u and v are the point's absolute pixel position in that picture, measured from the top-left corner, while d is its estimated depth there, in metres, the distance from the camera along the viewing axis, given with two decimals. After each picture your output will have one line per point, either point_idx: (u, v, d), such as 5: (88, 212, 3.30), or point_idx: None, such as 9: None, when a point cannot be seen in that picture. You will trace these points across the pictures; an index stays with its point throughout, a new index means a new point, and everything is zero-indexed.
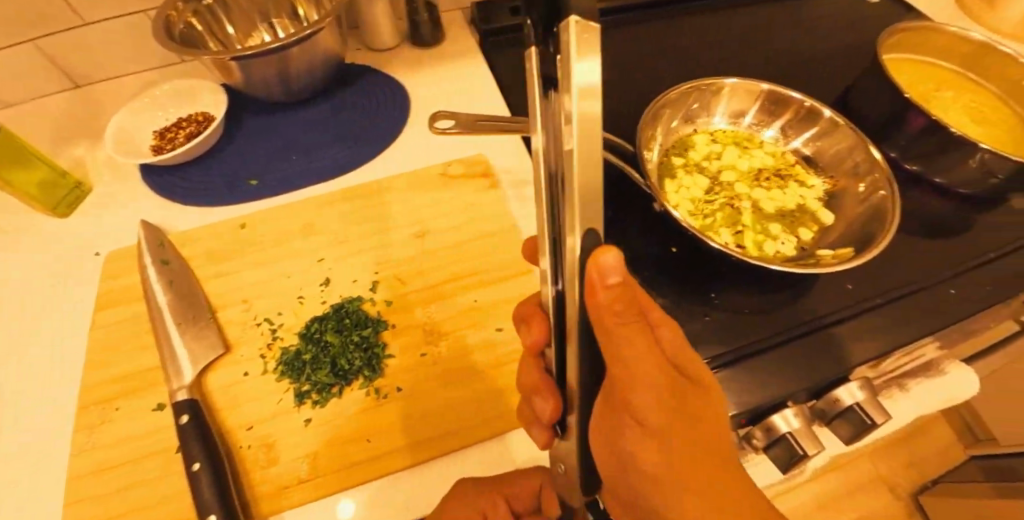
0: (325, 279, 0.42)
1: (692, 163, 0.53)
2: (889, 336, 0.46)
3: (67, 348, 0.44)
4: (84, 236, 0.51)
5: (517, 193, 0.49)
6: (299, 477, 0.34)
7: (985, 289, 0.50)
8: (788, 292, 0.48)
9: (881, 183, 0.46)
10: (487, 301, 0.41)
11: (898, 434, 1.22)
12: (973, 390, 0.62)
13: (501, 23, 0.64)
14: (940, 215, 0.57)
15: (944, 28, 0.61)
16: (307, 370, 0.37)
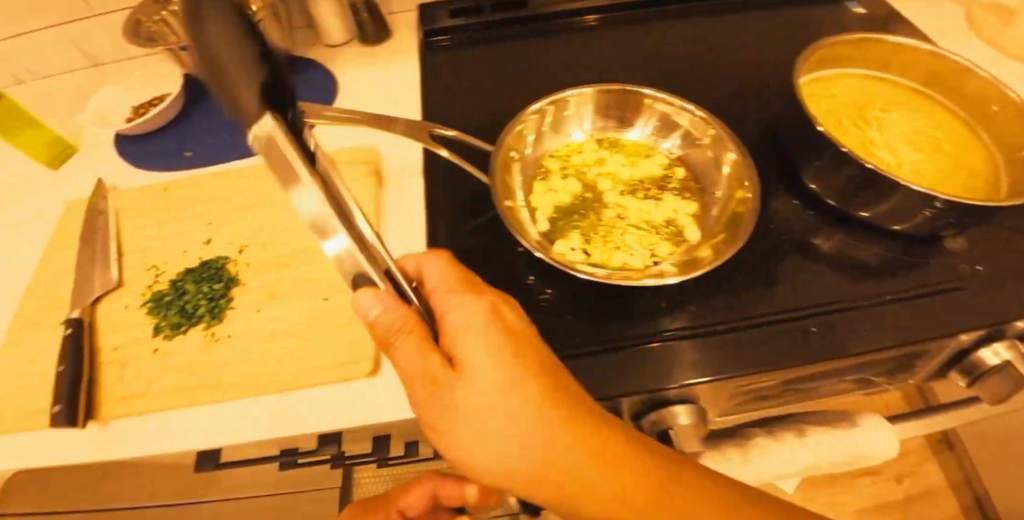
0: (207, 239, 0.50)
1: (570, 167, 0.53)
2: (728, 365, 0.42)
3: (12, 268, 0.54)
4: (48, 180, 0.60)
5: (397, 183, 0.55)
6: (136, 392, 0.42)
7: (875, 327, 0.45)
8: (639, 306, 0.46)
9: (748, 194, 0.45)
10: (326, 273, 0.47)
11: (895, 497, 1.10)
12: (891, 452, 0.59)
13: (443, 23, 0.69)
14: (855, 248, 0.52)
15: (890, 42, 0.56)
16: (167, 309, 0.46)
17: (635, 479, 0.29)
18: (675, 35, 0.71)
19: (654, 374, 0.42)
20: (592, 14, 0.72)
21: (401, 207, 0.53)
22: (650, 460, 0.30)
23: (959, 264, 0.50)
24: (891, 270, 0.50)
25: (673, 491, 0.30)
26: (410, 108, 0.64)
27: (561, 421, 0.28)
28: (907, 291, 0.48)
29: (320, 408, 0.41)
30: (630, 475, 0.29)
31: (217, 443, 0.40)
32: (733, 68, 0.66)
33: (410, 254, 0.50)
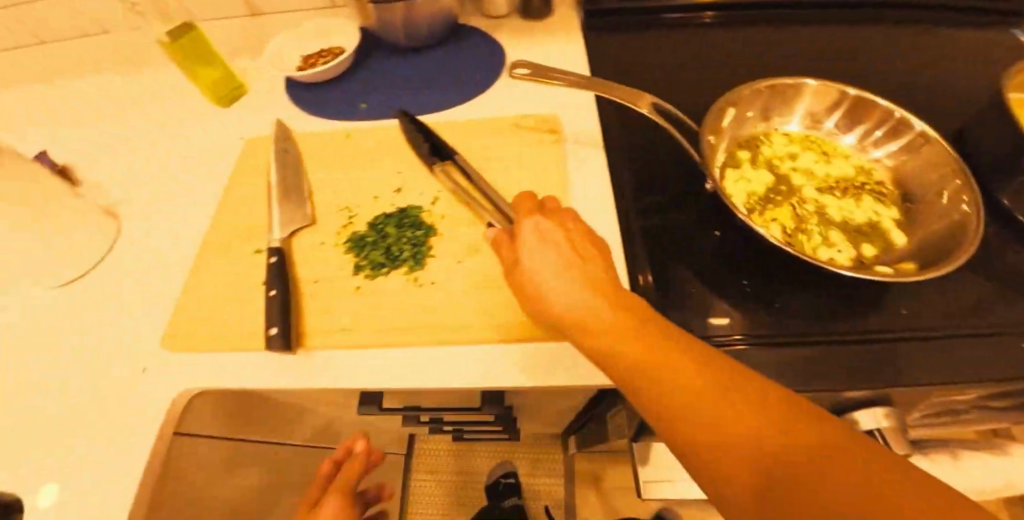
0: (398, 187, 0.50)
1: (760, 158, 0.52)
2: (941, 374, 0.41)
3: (191, 195, 0.54)
4: (223, 116, 0.61)
5: (579, 153, 0.54)
6: (341, 325, 0.43)
7: None
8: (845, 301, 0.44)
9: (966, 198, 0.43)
10: None
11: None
12: None
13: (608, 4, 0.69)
14: None
15: None
16: (368, 249, 0.46)
17: (696, 367, 0.27)
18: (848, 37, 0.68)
19: (868, 372, 0.41)
20: (706, 11, 0.70)
21: (585, 178, 0.52)
22: (732, 369, 0.27)
23: None
24: None
25: (735, 375, 0.27)
26: None
27: (594, 305, 0.32)
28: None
29: (529, 364, 0.41)
30: (693, 362, 0.28)
31: (426, 384, 0.41)
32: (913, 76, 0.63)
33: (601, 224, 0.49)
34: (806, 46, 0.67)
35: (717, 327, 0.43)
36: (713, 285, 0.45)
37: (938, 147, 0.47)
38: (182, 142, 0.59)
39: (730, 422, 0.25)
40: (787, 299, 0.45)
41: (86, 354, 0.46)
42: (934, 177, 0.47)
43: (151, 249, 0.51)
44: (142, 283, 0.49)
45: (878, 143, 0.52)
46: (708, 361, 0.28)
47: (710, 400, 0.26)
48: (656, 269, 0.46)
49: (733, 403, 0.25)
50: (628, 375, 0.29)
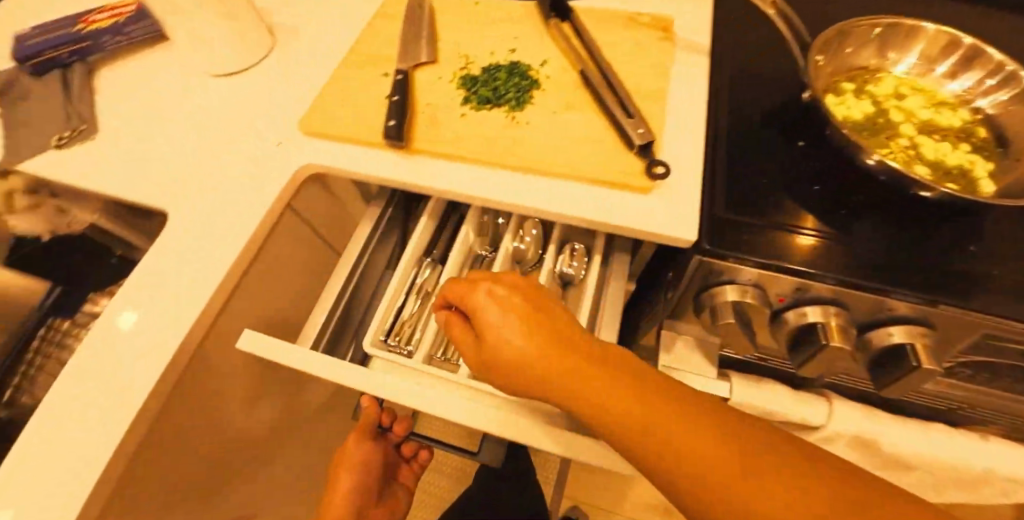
0: (512, 48, 0.56)
1: (864, 93, 0.53)
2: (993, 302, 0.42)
3: (335, 26, 0.62)
4: None
5: (683, 54, 0.57)
6: (444, 140, 0.49)
7: None
8: (912, 226, 0.46)
9: None
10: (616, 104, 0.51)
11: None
12: None
13: None
14: None
15: None
16: (476, 86, 0.52)
17: (644, 408, 0.31)
18: None
19: (921, 286, 0.42)
20: None
21: (685, 74, 0.55)
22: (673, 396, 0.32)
23: None
24: None
25: (676, 405, 0.31)
26: None
27: (537, 355, 0.35)
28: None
29: (597, 205, 0.45)
30: (643, 405, 0.31)
31: (504, 201, 0.47)
32: None
33: (692, 112, 0.52)
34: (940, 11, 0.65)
35: (778, 215, 0.46)
36: (784, 184, 0.48)
37: None
38: None
39: (700, 452, 0.29)
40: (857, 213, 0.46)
41: (175, 167, 0.53)
42: None
43: (296, 59, 0.59)
44: (284, 82, 0.57)
45: (988, 95, 0.52)
46: (653, 395, 0.32)
47: (676, 440, 0.30)
48: (733, 160, 0.49)
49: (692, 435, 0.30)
50: (635, 450, 0.31)
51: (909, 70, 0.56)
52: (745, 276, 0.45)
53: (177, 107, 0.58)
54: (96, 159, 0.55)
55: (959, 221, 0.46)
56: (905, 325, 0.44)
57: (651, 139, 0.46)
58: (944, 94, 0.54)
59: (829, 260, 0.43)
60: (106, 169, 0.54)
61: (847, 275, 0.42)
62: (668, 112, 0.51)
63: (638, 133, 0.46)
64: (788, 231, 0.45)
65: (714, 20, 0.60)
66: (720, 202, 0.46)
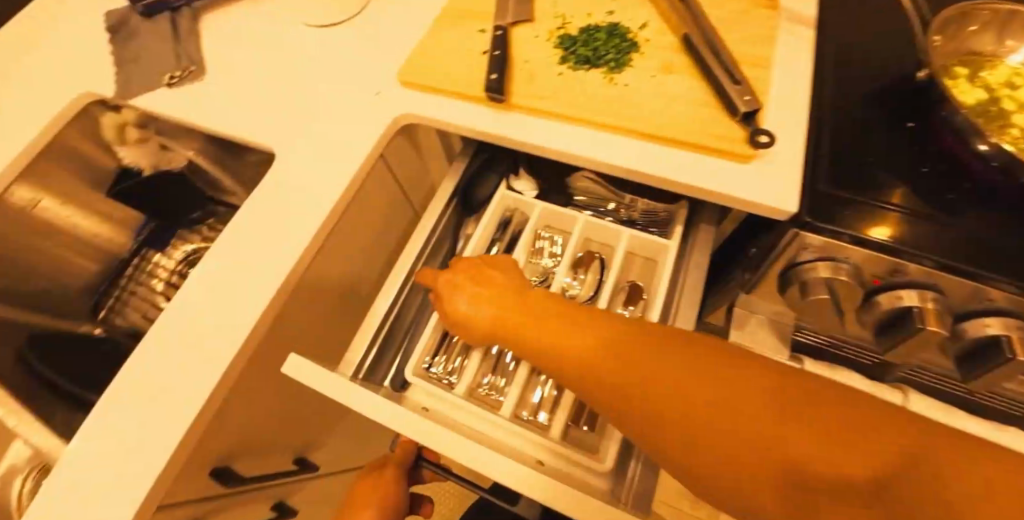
0: (611, 11, 0.55)
1: (978, 79, 0.51)
2: None
3: None
4: None
5: (788, 26, 0.55)
6: (540, 97, 0.49)
7: None
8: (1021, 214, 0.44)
9: None
10: None
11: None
12: None
13: None
14: None
15: None
16: (574, 46, 0.52)
17: (643, 380, 0.31)
18: None
19: None
20: None
21: (789, 47, 0.54)
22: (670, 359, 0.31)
23: None
24: None
25: (673, 369, 0.31)
26: None
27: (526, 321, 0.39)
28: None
29: (693, 170, 0.45)
30: (642, 375, 0.31)
31: (599, 160, 0.47)
32: None
33: (795, 86, 0.50)
34: None
35: (881, 191, 0.44)
36: (891, 163, 0.46)
37: None
38: None
39: (704, 417, 0.29)
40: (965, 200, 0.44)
41: (279, 110, 0.56)
42: None
43: (393, 14, 0.60)
44: (383, 35, 0.59)
45: None
46: (649, 363, 0.32)
47: (677, 406, 0.30)
48: (836, 137, 0.47)
49: (692, 398, 0.29)
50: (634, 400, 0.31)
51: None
52: (842, 254, 0.44)
53: (279, 54, 0.60)
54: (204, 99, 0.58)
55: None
56: (1007, 317, 0.43)
57: (756, 107, 0.45)
58: None
59: (938, 242, 0.42)
60: (214, 110, 0.57)
61: (959, 259, 0.41)
62: (771, 84, 0.50)
63: (743, 100, 0.45)
64: (892, 208, 0.43)
65: None
66: (823, 178, 0.45)
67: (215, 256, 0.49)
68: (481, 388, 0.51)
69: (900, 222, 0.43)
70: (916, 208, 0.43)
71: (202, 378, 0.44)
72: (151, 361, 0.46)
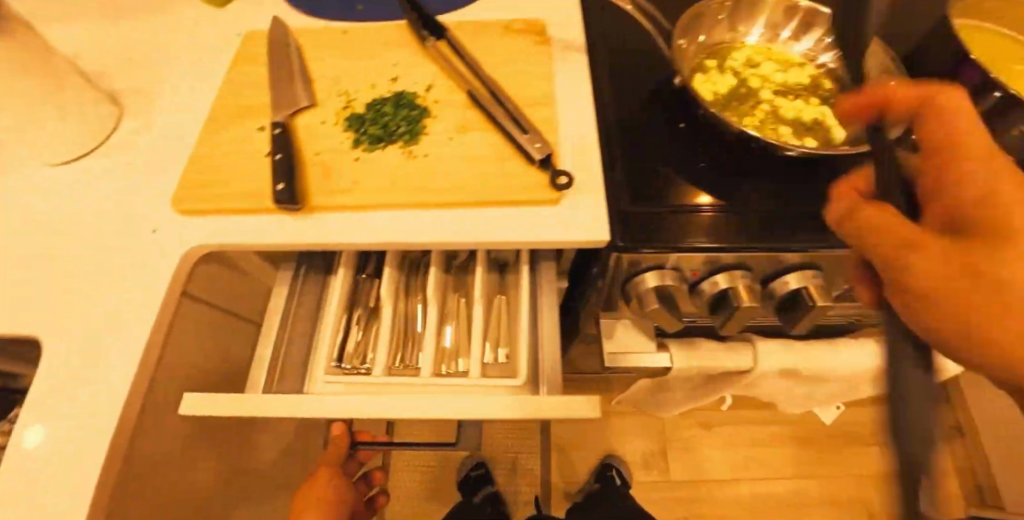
0: (394, 76, 0.54)
1: (727, 66, 0.58)
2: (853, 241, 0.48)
3: (194, 83, 0.56)
4: (222, 16, 0.63)
5: (564, 54, 0.58)
6: (340, 191, 0.46)
7: None
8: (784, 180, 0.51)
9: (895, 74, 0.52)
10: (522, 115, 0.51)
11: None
12: (957, 366, 0.62)
13: None
14: None
15: None
16: (363, 126, 0.49)
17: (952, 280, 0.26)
18: None
19: (804, 235, 0.47)
20: None
21: (571, 73, 0.56)
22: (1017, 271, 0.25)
23: None
24: None
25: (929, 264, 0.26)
26: None
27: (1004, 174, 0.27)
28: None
29: (512, 228, 0.46)
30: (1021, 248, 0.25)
31: (421, 243, 0.45)
32: None
33: (583, 112, 0.53)
34: None
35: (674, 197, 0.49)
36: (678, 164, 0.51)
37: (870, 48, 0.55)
38: (180, 38, 0.61)
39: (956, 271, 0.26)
40: (740, 178, 0.51)
41: (42, 281, 0.47)
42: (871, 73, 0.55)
43: (156, 130, 0.53)
44: (151, 157, 0.51)
45: (822, 48, 0.59)
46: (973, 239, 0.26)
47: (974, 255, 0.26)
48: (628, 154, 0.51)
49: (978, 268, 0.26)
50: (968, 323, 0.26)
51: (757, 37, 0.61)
52: (659, 262, 0.48)
53: (25, 204, 0.51)
54: (66, 184, 0.51)
55: (832, 167, 0.52)
56: (794, 275, 0.50)
57: (548, 151, 0.46)
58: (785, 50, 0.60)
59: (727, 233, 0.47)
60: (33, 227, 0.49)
61: (750, 240, 0.47)
62: (562, 115, 0.53)
63: (536, 147, 0.46)
64: (685, 211, 0.48)
65: (586, 14, 0.62)
66: (623, 194, 0.49)
67: (20, 427, 0.42)
68: (397, 365, 0.50)
69: (696, 220, 0.48)
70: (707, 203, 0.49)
71: (75, 495, 0.40)
72: (56, 490, 0.40)
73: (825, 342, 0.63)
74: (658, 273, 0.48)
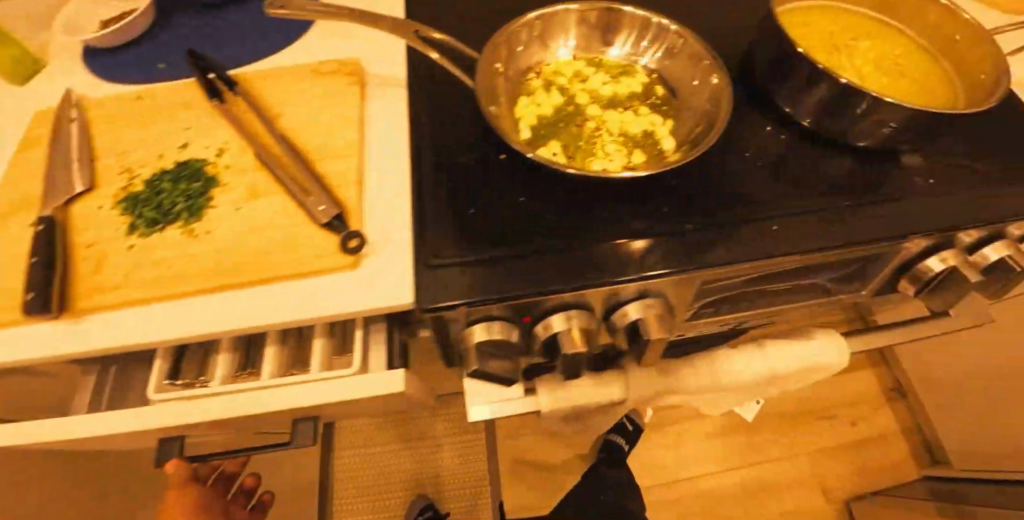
0: (184, 143, 0.49)
1: (553, 83, 0.54)
2: (684, 261, 0.45)
3: None
4: (13, 94, 0.57)
5: (379, 93, 0.54)
6: (110, 286, 0.42)
7: (819, 228, 0.48)
8: (612, 204, 0.49)
9: (713, 69, 0.51)
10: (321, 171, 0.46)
11: (847, 440, 1.13)
12: (842, 361, 0.60)
13: None
14: (830, 171, 0.53)
15: None
16: (139, 207, 0.45)
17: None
18: None
19: (627, 265, 0.44)
20: None
21: (384, 115, 0.53)
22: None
23: (927, 181, 0.52)
24: (868, 184, 0.52)
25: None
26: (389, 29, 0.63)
27: None
28: (880, 196, 0.50)
29: (303, 302, 0.42)
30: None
31: (204, 333, 0.41)
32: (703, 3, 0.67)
33: (391, 157, 0.50)
34: None
35: (488, 240, 0.45)
36: (495, 201, 0.48)
37: (689, 45, 0.52)
38: None
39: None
40: (563, 208, 0.48)
41: None
42: (692, 73, 0.53)
43: None
44: None
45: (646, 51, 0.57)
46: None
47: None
48: (443, 199, 0.47)
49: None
50: None
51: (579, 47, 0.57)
52: (478, 313, 0.44)
53: None
54: None
55: (666, 185, 0.50)
56: (626, 306, 0.47)
57: (335, 212, 0.43)
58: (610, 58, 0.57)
59: (549, 277, 0.43)
60: None
61: (574, 281, 0.43)
62: (370, 163, 0.49)
63: (320, 211, 0.42)
64: (500, 253, 0.44)
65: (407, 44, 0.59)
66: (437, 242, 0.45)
67: None
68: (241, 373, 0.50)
69: (512, 262, 0.44)
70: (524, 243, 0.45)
71: None
72: None
73: (703, 357, 0.59)
74: (481, 324, 0.45)
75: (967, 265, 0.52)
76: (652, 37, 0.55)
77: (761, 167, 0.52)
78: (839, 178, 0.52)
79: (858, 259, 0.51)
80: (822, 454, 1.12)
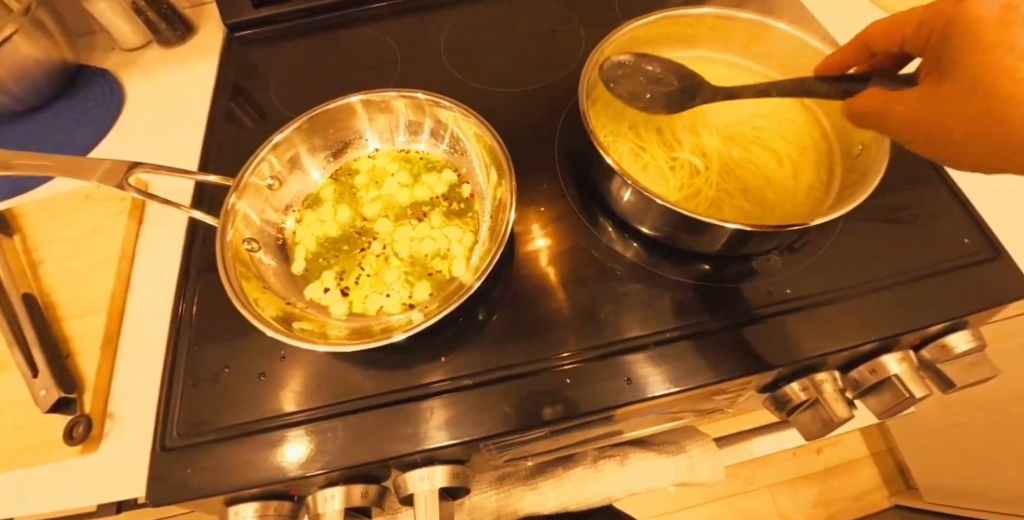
0: None
1: (347, 192, 0.49)
2: (462, 425, 0.40)
3: None
4: None
5: (164, 222, 0.52)
6: None
7: (656, 368, 0.42)
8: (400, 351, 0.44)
9: (500, 158, 0.45)
10: (76, 334, 0.44)
11: (811, 470, 1.06)
12: (716, 476, 0.53)
13: (242, 19, 0.64)
14: (669, 287, 0.46)
15: (694, 9, 0.48)
16: None
17: (950, 78, 0.31)
18: (492, 32, 0.65)
19: (402, 431, 0.40)
20: (372, 11, 0.68)
21: (163, 251, 0.50)
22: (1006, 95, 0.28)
23: (789, 293, 0.45)
24: (720, 297, 0.45)
25: (950, 87, 0.31)
26: (195, 130, 0.59)
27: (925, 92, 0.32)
28: (773, 302, 0.45)
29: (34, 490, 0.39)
30: None
31: None
32: (543, 69, 0.61)
33: (160, 303, 0.47)
34: (448, 48, 0.64)
35: (252, 408, 0.41)
36: (262, 354, 0.44)
37: (477, 126, 0.46)
38: None
39: (947, 113, 0.31)
40: (375, 356, 0.44)
41: None
42: (484, 168, 0.48)
43: None
44: None
45: (441, 136, 0.51)
46: None
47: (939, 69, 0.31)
48: (197, 356, 0.44)
49: (914, 113, 0.32)
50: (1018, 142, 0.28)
51: (375, 143, 0.52)
52: (254, 492, 0.39)
53: None
54: None
55: (449, 325, 0.45)
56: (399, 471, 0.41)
57: (57, 395, 0.40)
58: (410, 149, 0.52)
59: (434, 428, 0.40)
60: None
61: (447, 436, 0.40)
62: (135, 313, 0.47)
63: (42, 395, 0.40)
64: (276, 425, 0.40)
65: (204, 157, 0.55)
66: (314, 393, 0.42)
67: None
68: None
69: (276, 435, 0.40)
70: (309, 409, 0.41)
71: None
72: None
73: (551, 478, 0.52)
74: (245, 498, 0.39)
75: (840, 397, 0.43)
76: (449, 126, 0.50)
77: (590, 283, 0.47)
78: (727, 282, 0.46)
79: (716, 392, 0.44)
80: (781, 485, 1.05)
